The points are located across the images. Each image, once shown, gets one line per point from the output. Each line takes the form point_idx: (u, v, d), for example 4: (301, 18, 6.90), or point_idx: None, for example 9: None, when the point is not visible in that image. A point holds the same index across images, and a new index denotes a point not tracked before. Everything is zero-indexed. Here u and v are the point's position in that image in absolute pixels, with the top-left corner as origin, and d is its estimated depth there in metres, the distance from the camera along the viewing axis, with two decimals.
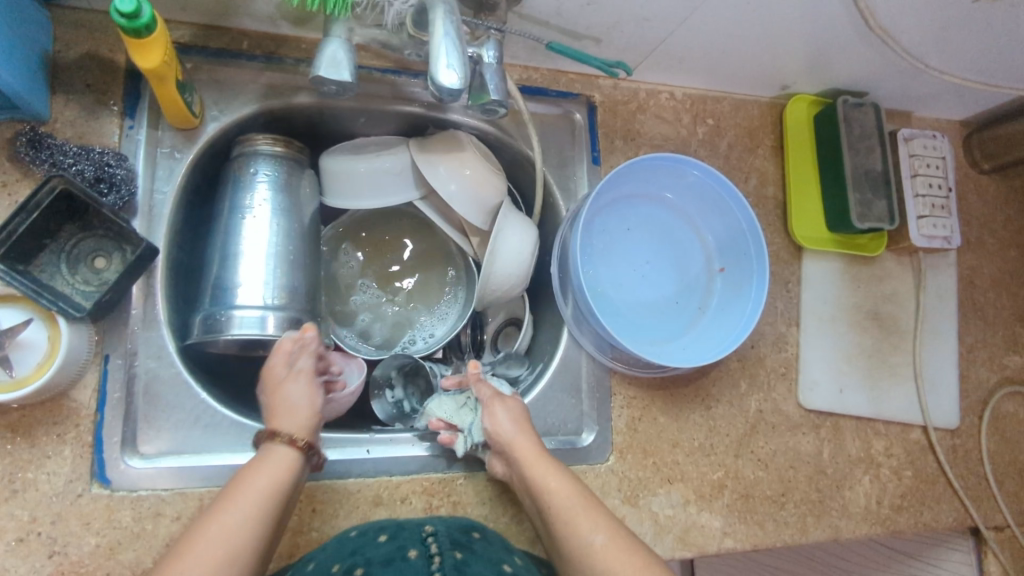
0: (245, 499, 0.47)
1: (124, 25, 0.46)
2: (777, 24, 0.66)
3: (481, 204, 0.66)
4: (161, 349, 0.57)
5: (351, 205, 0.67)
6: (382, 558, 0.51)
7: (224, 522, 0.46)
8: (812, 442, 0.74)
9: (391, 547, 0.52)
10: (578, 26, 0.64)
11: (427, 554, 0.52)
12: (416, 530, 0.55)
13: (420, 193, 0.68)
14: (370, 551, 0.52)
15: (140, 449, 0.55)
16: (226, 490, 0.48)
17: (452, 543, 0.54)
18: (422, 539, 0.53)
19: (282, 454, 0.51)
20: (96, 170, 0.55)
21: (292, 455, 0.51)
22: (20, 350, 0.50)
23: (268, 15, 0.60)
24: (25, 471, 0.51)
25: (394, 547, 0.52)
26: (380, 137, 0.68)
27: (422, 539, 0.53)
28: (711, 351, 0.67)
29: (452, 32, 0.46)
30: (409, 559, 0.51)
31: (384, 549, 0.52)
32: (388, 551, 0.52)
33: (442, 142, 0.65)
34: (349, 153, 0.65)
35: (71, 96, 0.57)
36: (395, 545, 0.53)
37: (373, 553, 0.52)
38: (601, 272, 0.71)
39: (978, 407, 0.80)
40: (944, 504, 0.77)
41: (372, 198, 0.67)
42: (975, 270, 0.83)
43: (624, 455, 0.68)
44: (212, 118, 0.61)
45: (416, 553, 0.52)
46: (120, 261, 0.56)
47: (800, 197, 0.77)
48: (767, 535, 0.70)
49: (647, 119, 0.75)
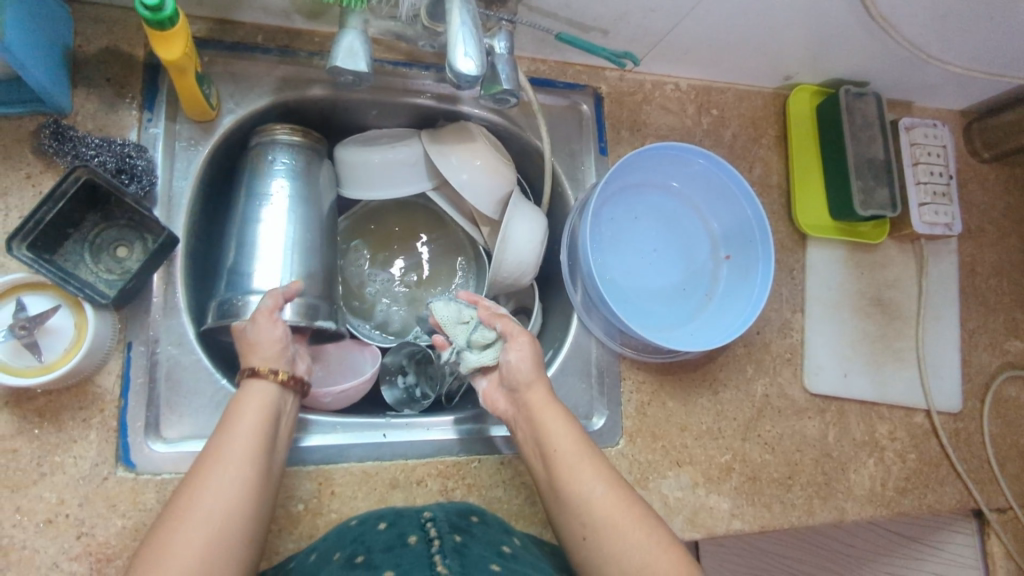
0: (237, 458, 0.47)
1: (148, 17, 0.47)
2: (781, 14, 0.67)
3: (493, 194, 0.68)
4: (181, 336, 0.58)
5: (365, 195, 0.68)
6: (383, 545, 0.51)
7: (215, 481, 0.46)
8: (817, 426, 0.75)
9: (392, 535, 0.52)
10: (586, 18, 0.65)
11: (426, 539, 0.51)
12: (415, 517, 0.55)
13: (433, 184, 0.69)
14: (371, 539, 0.52)
15: (163, 434, 0.56)
16: (211, 447, 0.48)
17: (451, 528, 0.53)
18: (421, 525, 0.53)
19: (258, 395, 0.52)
20: (118, 161, 0.56)
21: (266, 385, 0.52)
22: (48, 335, 0.51)
23: (283, 9, 0.61)
24: (53, 454, 0.53)
25: (394, 534, 0.52)
26: (393, 129, 0.70)
27: (421, 525, 0.53)
28: (718, 336, 0.68)
29: (468, 21, 0.47)
30: (407, 543, 0.51)
31: (385, 536, 0.52)
32: (388, 539, 0.52)
33: (454, 133, 0.67)
34: (362, 145, 0.66)
35: (91, 89, 0.58)
36: (395, 532, 0.53)
37: (374, 540, 0.52)
38: (610, 259, 0.72)
39: (980, 391, 0.82)
40: (947, 486, 0.78)
41: (385, 188, 0.68)
42: (976, 257, 0.85)
43: (634, 439, 0.69)
44: (229, 111, 0.63)
45: (415, 539, 0.51)
46: (142, 250, 0.57)
47: (804, 185, 0.79)
48: (774, 517, 0.71)
49: (653, 110, 0.76)
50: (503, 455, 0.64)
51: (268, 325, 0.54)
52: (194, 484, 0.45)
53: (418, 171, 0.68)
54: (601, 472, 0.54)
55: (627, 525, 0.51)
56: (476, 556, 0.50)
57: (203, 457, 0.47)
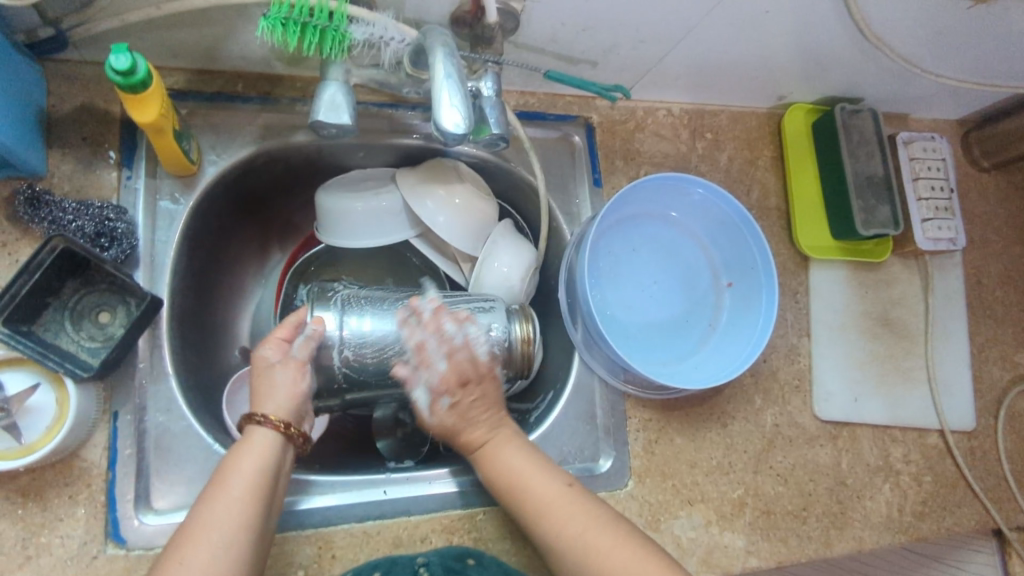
0: (237, 494, 0.47)
1: (119, 82, 0.46)
2: (772, 37, 0.65)
3: (474, 232, 0.66)
4: (170, 402, 0.57)
5: (343, 242, 0.65)
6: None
7: (216, 517, 0.45)
8: (829, 453, 0.73)
9: None
10: (572, 51, 0.63)
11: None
12: (409, 563, 0.57)
13: (415, 232, 0.67)
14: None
15: (154, 505, 0.54)
16: (216, 479, 0.48)
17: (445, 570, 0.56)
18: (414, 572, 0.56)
19: (260, 445, 0.50)
20: (96, 225, 0.54)
21: (269, 441, 0.51)
22: (28, 414, 0.49)
23: (261, 57, 0.59)
24: (39, 535, 0.50)
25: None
26: (374, 171, 0.68)
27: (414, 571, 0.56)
28: (726, 368, 0.66)
29: (454, 72, 0.46)
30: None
31: None
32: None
33: (432, 175, 0.65)
34: (340, 191, 0.65)
35: (66, 149, 0.56)
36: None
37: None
38: (609, 294, 0.70)
39: (993, 407, 0.80)
40: (966, 508, 0.76)
41: (365, 237, 0.65)
42: (981, 269, 0.83)
43: (643, 479, 0.67)
44: (211, 163, 0.61)
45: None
46: (125, 315, 0.55)
47: (804, 207, 0.77)
48: (790, 551, 0.69)
49: (646, 137, 0.75)
50: None
51: (291, 386, 0.54)
52: (199, 520, 0.45)
53: (399, 220, 0.66)
54: (580, 505, 0.53)
55: (614, 554, 0.50)
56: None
57: (205, 489, 0.48)
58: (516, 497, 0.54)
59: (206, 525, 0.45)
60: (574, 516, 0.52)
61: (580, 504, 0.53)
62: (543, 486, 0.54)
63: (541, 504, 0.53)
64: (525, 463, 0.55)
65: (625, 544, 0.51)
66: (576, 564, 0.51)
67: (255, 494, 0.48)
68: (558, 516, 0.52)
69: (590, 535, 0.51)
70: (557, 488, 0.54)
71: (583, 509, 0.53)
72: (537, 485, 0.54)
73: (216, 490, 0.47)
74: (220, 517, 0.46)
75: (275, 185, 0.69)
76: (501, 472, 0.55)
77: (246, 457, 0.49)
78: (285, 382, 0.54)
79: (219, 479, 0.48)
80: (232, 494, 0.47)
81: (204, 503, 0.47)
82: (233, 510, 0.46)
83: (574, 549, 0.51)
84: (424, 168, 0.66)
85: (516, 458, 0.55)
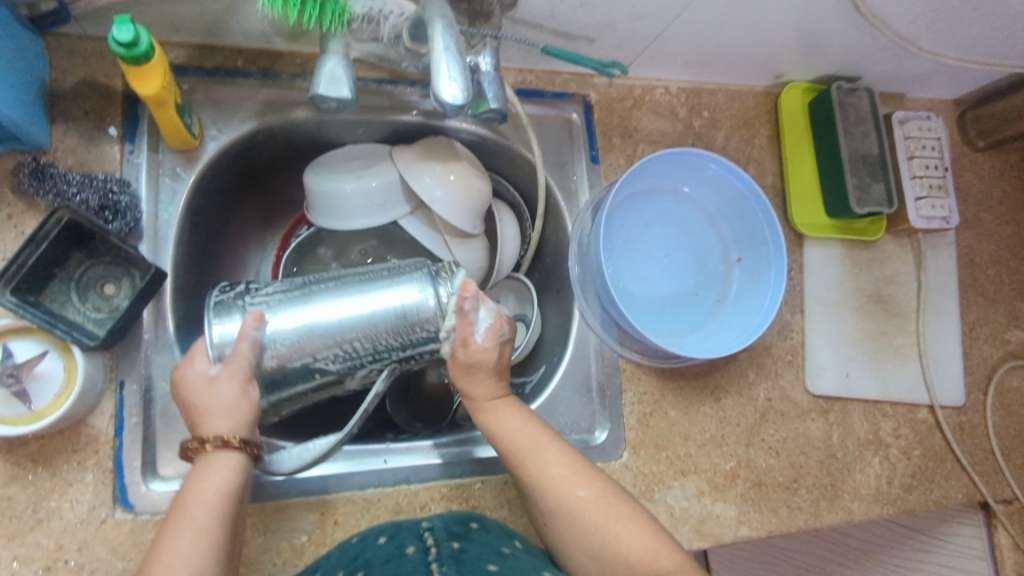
0: (200, 523, 0.46)
1: (123, 54, 0.46)
2: (770, 13, 0.65)
3: (468, 208, 0.66)
4: (175, 372, 0.58)
5: (336, 224, 0.66)
6: (381, 558, 0.51)
7: (178, 552, 0.45)
8: (821, 427, 0.75)
9: (390, 547, 0.52)
10: (571, 27, 0.64)
11: (424, 548, 0.51)
12: (414, 528, 0.55)
13: (409, 208, 0.68)
14: (370, 553, 0.52)
15: (160, 472, 0.55)
16: (177, 502, 0.47)
17: (449, 535, 0.53)
18: (419, 535, 0.53)
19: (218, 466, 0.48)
20: (100, 198, 0.55)
21: (229, 467, 0.49)
22: (37, 382, 0.51)
23: (262, 32, 0.60)
24: (49, 499, 0.52)
25: (393, 546, 0.52)
26: (366, 147, 0.68)
27: (419, 535, 0.53)
28: (732, 341, 0.68)
29: (451, 44, 0.46)
30: (407, 555, 0.51)
31: (384, 549, 0.52)
32: (387, 551, 0.52)
33: (428, 154, 0.66)
34: (330, 172, 0.65)
35: (70, 123, 0.57)
36: (394, 544, 0.53)
37: (373, 555, 0.52)
38: (622, 267, 0.72)
39: (982, 382, 0.81)
40: (953, 481, 0.77)
41: (355, 220, 0.66)
42: (974, 247, 0.84)
43: (637, 450, 0.68)
44: (212, 137, 0.62)
45: (413, 549, 0.51)
46: (130, 287, 0.56)
47: (798, 184, 0.78)
48: (781, 521, 0.71)
49: (643, 115, 0.75)
50: (507, 475, 0.63)
51: (240, 395, 0.49)
52: (166, 541, 0.45)
53: (395, 196, 0.67)
54: (595, 476, 0.55)
55: (634, 526, 0.53)
56: (474, 560, 0.50)
57: (167, 519, 0.47)
58: (525, 462, 0.55)
59: (169, 556, 0.44)
60: (585, 486, 0.54)
61: (592, 477, 0.55)
62: (558, 458, 0.55)
63: (549, 470, 0.55)
64: (537, 437, 0.56)
65: (640, 519, 0.53)
66: (590, 532, 0.53)
67: (218, 515, 0.47)
68: (562, 486, 0.54)
69: (608, 506, 0.54)
70: (571, 463, 0.55)
71: (591, 486, 0.54)
72: (552, 458, 0.55)
73: (174, 524, 0.46)
74: (178, 552, 0.44)
75: (276, 160, 0.70)
76: (512, 438, 0.55)
77: (201, 481, 0.47)
78: (226, 397, 0.49)
79: (177, 507, 0.47)
80: (190, 525, 0.46)
81: (163, 539, 0.45)
82: (191, 542, 0.45)
83: (594, 516, 0.53)
84: (418, 145, 0.67)
85: (505, 414, 0.56)
